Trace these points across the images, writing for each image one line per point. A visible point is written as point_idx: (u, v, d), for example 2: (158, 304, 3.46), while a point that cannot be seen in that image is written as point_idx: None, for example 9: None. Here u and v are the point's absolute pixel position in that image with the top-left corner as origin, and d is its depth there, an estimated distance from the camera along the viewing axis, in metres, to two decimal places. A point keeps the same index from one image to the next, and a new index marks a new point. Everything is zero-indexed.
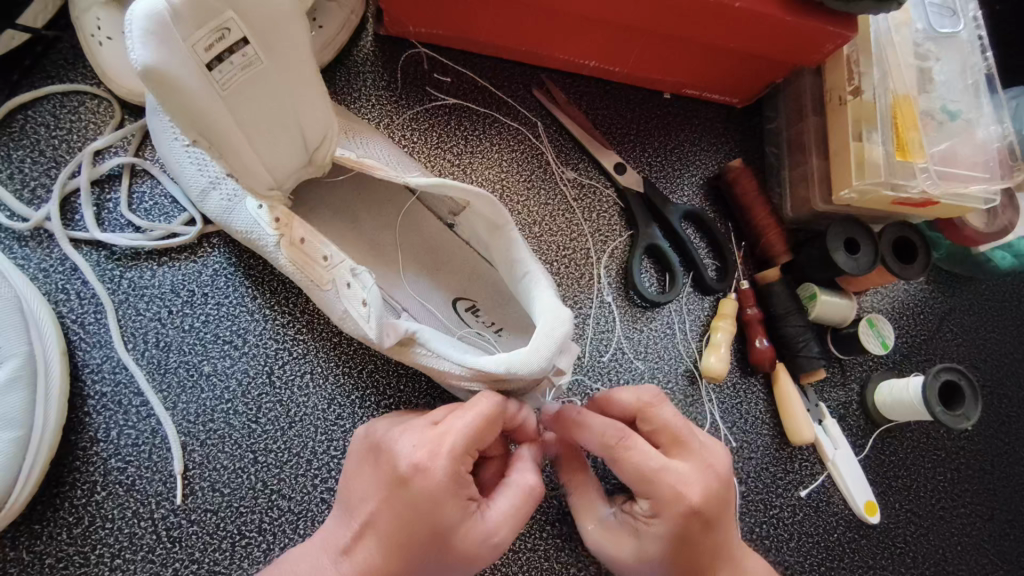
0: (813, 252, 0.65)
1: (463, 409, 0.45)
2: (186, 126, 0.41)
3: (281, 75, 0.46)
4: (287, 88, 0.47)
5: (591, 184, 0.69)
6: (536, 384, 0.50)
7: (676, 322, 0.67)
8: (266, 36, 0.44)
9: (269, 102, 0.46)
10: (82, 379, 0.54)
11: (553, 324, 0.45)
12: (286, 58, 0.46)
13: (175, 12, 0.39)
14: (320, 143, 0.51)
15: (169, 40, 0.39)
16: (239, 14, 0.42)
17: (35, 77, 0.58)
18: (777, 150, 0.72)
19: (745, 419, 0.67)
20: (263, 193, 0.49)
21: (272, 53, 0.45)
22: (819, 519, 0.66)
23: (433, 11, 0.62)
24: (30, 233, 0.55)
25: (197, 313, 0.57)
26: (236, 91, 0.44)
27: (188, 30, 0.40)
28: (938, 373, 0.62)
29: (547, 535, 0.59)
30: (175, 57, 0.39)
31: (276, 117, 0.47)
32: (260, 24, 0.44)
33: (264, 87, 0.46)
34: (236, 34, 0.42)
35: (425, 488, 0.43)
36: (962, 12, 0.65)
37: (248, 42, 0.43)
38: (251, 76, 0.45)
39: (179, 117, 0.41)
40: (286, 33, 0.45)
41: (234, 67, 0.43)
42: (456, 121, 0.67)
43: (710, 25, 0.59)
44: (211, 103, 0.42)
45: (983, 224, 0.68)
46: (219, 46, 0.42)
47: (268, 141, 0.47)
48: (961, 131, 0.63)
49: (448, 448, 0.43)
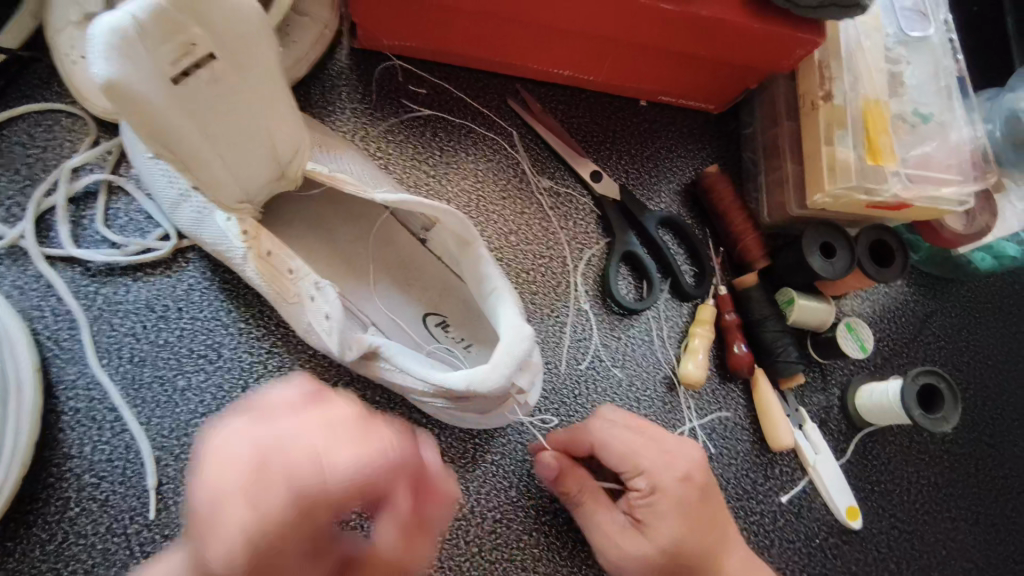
0: (789, 256, 0.65)
1: (357, 438, 0.33)
2: (148, 137, 0.42)
3: (249, 89, 0.46)
4: (256, 102, 0.47)
5: (567, 192, 0.69)
6: (499, 402, 0.50)
7: (653, 329, 0.67)
8: (234, 54, 0.44)
9: (238, 117, 0.46)
10: (56, 395, 0.54)
11: (515, 341, 0.45)
12: (254, 74, 0.46)
13: (142, 27, 0.39)
14: (291, 155, 0.52)
15: (132, 54, 0.39)
16: (208, 30, 0.42)
17: (11, 96, 0.59)
18: (753, 155, 0.73)
19: (725, 425, 0.67)
20: (234, 206, 0.50)
21: (241, 69, 0.45)
22: (800, 524, 0.66)
23: (405, 25, 0.63)
24: (5, 251, 0.56)
25: (172, 328, 0.57)
26: (206, 104, 0.44)
27: (153, 43, 0.40)
28: (916, 376, 0.62)
29: (525, 544, 0.59)
30: (139, 73, 0.39)
31: (244, 129, 0.47)
32: (230, 40, 0.43)
33: (233, 102, 0.46)
34: (203, 50, 0.42)
35: (294, 492, 0.31)
36: (932, 16, 0.65)
37: (216, 58, 0.43)
38: (219, 91, 0.44)
39: (140, 130, 0.41)
40: (256, 49, 0.45)
41: (202, 82, 0.43)
42: (431, 132, 0.68)
43: (680, 33, 0.60)
44: (174, 118, 0.42)
45: (962, 226, 0.68)
46: (185, 62, 0.42)
47: (239, 153, 0.48)
48: (935, 133, 0.64)
49: (316, 476, 0.31)
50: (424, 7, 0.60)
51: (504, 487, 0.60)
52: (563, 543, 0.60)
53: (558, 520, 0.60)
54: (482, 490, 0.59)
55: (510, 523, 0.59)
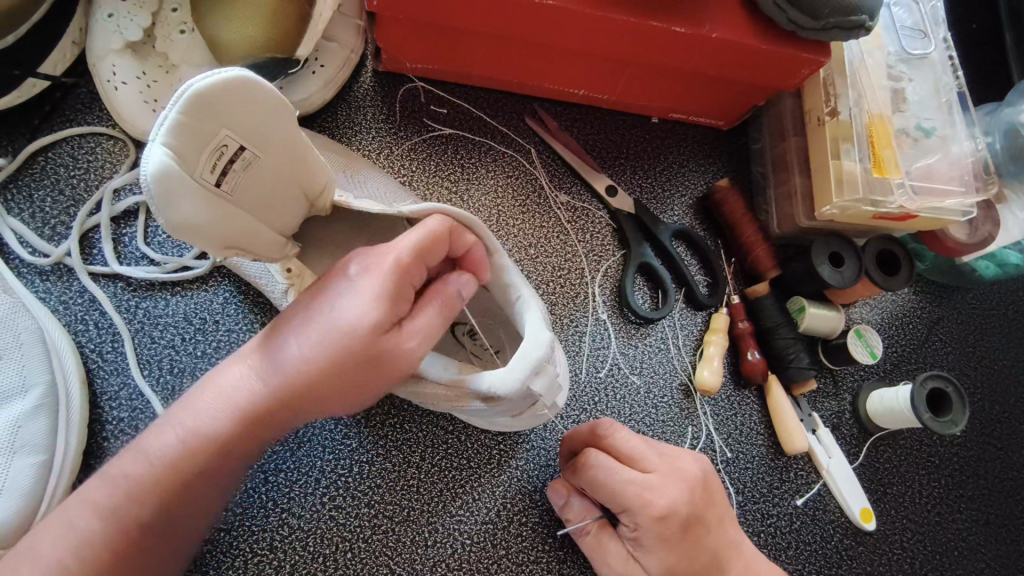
0: (799, 267, 0.68)
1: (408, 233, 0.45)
2: (221, 249, 0.45)
3: (279, 162, 0.48)
4: (283, 169, 0.48)
5: (584, 207, 0.72)
6: (532, 402, 0.51)
7: (669, 337, 0.70)
8: (260, 139, 0.45)
9: (273, 186, 0.49)
10: (100, 406, 0.56)
11: (529, 347, 0.47)
12: (281, 146, 0.47)
13: (176, 152, 0.40)
14: (320, 193, 0.53)
15: (180, 187, 0.40)
16: (232, 129, 0.43)
17: (55, 121, 0.62)
18: (762, 169, 0.75)
19: (740, 430, 0.69)
20: (279, 254, 0.51)
21: (268, 148, 0.47)
22: (816, 526, 0.67)
23: (426, 47, 0.66)
24: (51, 268, 0.58)
25: (209, 339, 0.59)
26: (243, 189, 0.46)
27: (189, 162, 0.41)
28: (925, 381, 0.65)
29: (550, 547, 0.61)
30: (189, 198, 0.41)
31: (278, 195, 0.50)
32: (254, 130, 0.45)
33: (266, 176, 0.48)
34: (234, 147, 0.44)
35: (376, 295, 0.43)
36: (932, 35, 0.68)
37: (245, 149, 0.45)
38: (253, 173, 0.46)
39: (216, 244, 0.44)
40: (274, 123, 0.45)
41: (237, 173, 0.45)
42: (452, 150, 0.71)
43: (691, 55, 0.63)
44: (228, 219, 0.44)
45: (964, 236, 0.71)
46: (221, 163, 0.44)
47: (275, 215, 0.51)
48: (936, 147, 0.67)
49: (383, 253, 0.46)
50: (448, 32, 0.63)
51: (528, 492, 0.62)
52: None
53: None
54: (509, 495, 0.61)
55: (535, 527, 0.61)
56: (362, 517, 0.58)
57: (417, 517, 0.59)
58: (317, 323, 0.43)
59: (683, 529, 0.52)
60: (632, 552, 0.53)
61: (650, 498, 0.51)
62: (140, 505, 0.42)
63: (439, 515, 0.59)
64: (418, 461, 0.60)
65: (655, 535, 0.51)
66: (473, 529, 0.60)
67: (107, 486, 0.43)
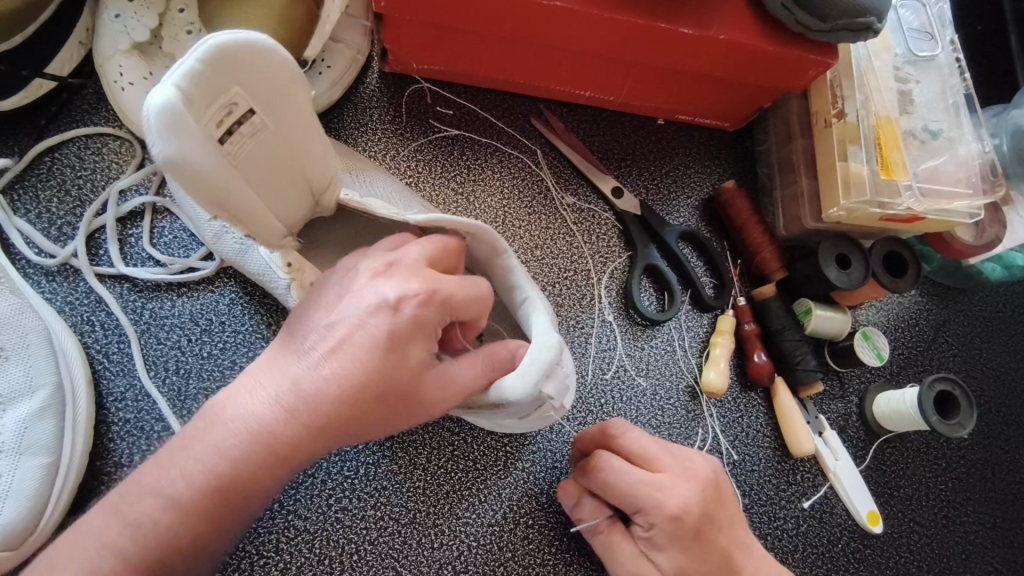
0: (806, 268, 0.67)
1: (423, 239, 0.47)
2: (213, 203, 0.43)
3: (284, 135, 0.47)
4: (288, 141, 0.48)
5: (590, 208, 0.72)
6: (540, 404, 0.50)
7: (676, 338, 0.69)
8: (270, 104, 0.45)
9: (276, 157, 0.48)
10: (106, 407, 0.56)
11: (541, 348, 0.46)
12: (287, 119, 0.47)
13: (188, 97, 0.40)
14: (325, 188, 0.52)
15: (185, 126, 0.39)
16: (244, 88, 0.43)
17: (61, 121, 0.62)
18: (768, 170, 0.75)
19: (746, 432, 0.68)
20: (278, 241, 0.50)
21: (276, 116, 0.46)
22: (823, 529, 0.67)
23: (433, 48, 0.66)
24: (57, 269, 0.58)
25: (215, 340, 0.59)
26: (245, 154, 0.45)
27: (198, 110, 0.41)
28: (933, 383, 0.64)
29: (557, 550, 0.60)
30: (193, 143, 0.40)
31: (280, 169, 0.49)
32: (264, 94, 0.44)
33: (270, 145, 0.47)
34: (242, 106, 0.43)
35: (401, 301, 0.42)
36: (939, 37, 0.68)
37: (254, 111, 0.44)
38: (258, 140, 0.46)
39: (207, 198, 0.43)
40: (288, 95, 0.46)
41: (242, 136, 0.44)
42: (458, 151, 0.71)
43: (698, 57, 0.63)
44: (228, 175, 0.43)
45: (971, 238, 0.71)
46: (229, 120, 0.43)
47: (274, 194, 0.49)
48: (944, 148, 0.67)
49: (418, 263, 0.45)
50: (455, 33, 0.63)
51: (534, 494, 0.61)
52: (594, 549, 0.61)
53: None
54: (515, 497, 0.61)
55: (542, 530, 0.61)
56: (368, 519, 0.58)
57: (423, 519, 0.59)
58: (343, 339, 0.42)
59: (695, 532, 0.52)
60: (644, 552, 0.53)
61: (659, 500, 0.51)
62: (151, 526, 0.41)
63: (446, 517, 0.59)
64: (424, 463, 0.60)
65: (667, 536, 0.51)
66: (479, 531, 0.59)
67: (117, 487, 0.43)
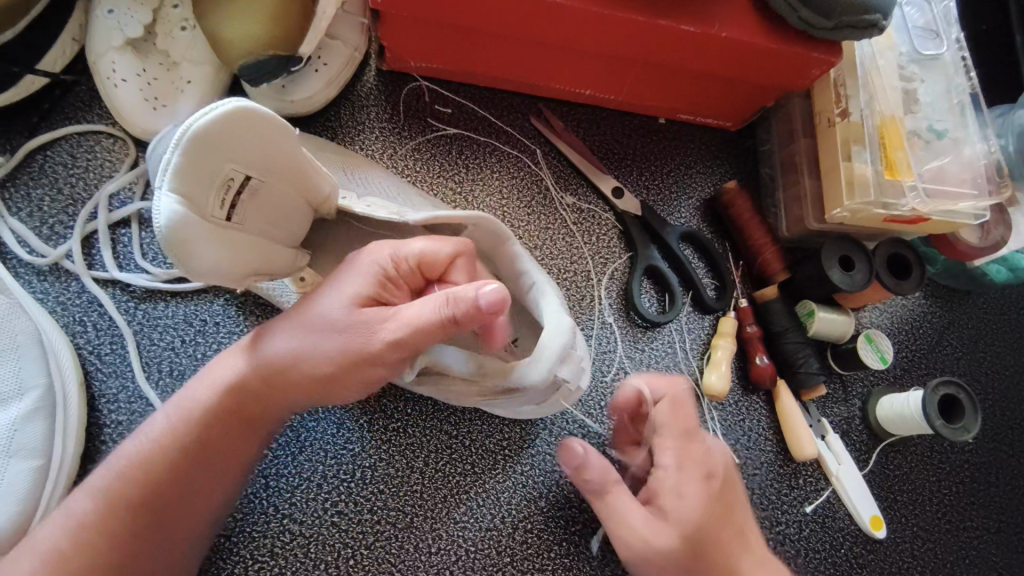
0: (808, 269, 0.67)
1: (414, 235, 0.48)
2: (243, 279, 0.45)
3: (281, 182, 0.47)
4: (286, 187, 0.48)
5: (590, 209, 0.71)
6: (555, 390, 0.50)
7: (676, 340, 0.69)
8: (262, 163, 0.44)
9: (279, 203, 0.48)
10: (98, 409, 0.55)
11: (553, 334, 0.46)
12: (280, 168, 0.46)
13: (185, 196, 0.40)
14: (324, 201, 0.52)
15: (194, 229, 0.40)
16: (234, 160, 0.42)
17: (53, 119, 0.61)
18: (770, 170, 0.74)
19: (748, 435, 0.67)
20: (284, 257, 0.49)
21: (270, 171, 0.46)
22: (825, 534, 0.66)
23: (431, 46, 0.65)
24: (49, 269, 0.58)
25: (209, 342, 0.58)
26: (253, 218, 0.46)
27: (198, 201, 0.41)
28: (937, 387, 0.63)
29: (556, 555, 0.59)
30: (205, 239, 0.41)
31: (285, 212, 0.49)
32: (255, 155, 0.44)
33: (271, 197, 0.47)
34: (237, 176, 0.43)
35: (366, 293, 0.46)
36: (945, 35, 0.67)
37: (249, 176, 0.44)
38: (258, 198, 0.46)
39: (235, 276, 0.44)
40: (276, 146, 0.45)
41: (244, 200, 0.45)
42: (457, 150, 0.70)
43: (700, 55, 0.62)
44: (243, 249, 0.44)
45: (976, 240, 0.70)
46: (230, 197, 0.43)
47: (288, 231, 0.51)
48: (949, 149, 0.66)
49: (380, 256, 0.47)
50: (452, 31, 0.62)
51: (533, 498, 0.60)
52: (593, 553, 0.60)
53: (586, 531, 0.60)
54: (514, 501, 0.60)
55: (539, 534, 0.60)
56: (365, 523, 0.57)
57: (420, 524, 0.58)
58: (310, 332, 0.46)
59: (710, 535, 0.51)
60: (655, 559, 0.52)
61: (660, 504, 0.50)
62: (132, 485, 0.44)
63: (444, 521, 0.58)
64: (421, 466, 0.59)
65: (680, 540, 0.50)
66: (477, 535, 0.58)
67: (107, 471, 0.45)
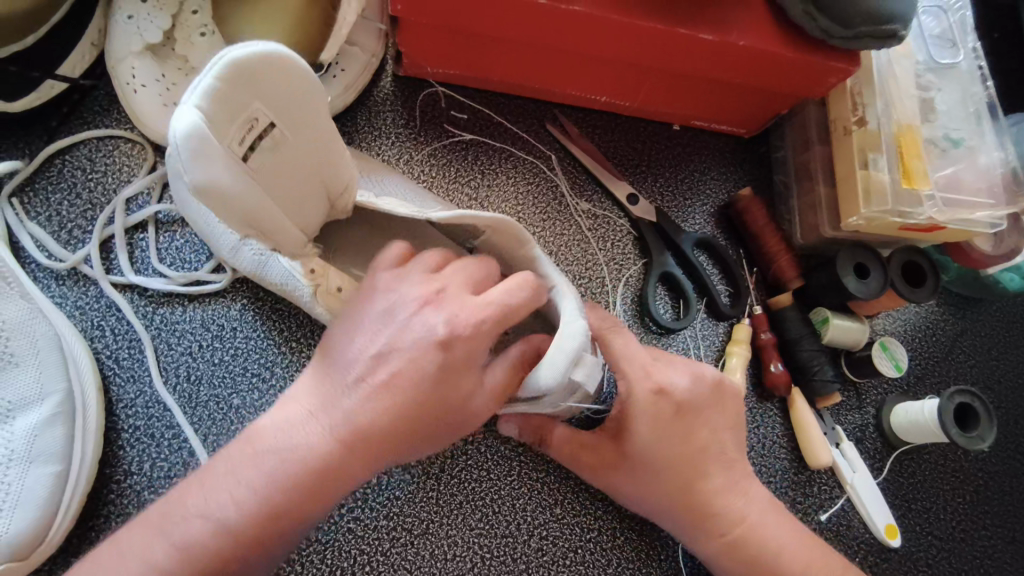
0: (822, 277, 0.67)
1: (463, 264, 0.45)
2: (244, 224, 0.44)
3: (305, 145, 0.46)
4: (307, 152, 0.47)
5: (605, 215, 0.71)
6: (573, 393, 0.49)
7: (690, 348, 0.69)
8: (289, 117, 0.44)
9: (299, 166, 0.47)
10: (116, 413, 0.55)
11: (566, 337, 0.46)
12: (306, 129, 0.46)
13: (209, 117, 0.39)
14: (342, 191, 0.52)
15: (211, 153, 0.39)
16: (264, 102, 0.42)
17: (72, 124, 0.61)
18: (784, 178, 0.74)
19: (762, 443, 0.67)
20: (297, 249, 0.49)
21: (297, 127, 0.45)
22: (839, 543, 0.66)
23: (448, 52, 0.65)
24: (67, 273, 0.58)
25: (226, 347, 0.58)
26: (268, 168, 0.45)
27: (221, 130, 0.40)
28: (952, 395, 0.63)
29: (571, 562, 0.59)
30: (221, 167, 0.40)
31: (303, 180, 0.48)
32: (285, 105, 0.43)
33: (293, 158, 0.46)
34: (263, 121, 0.42)
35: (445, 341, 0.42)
36: (961, 44, 0.67)
37: (275, 124, 0.43)
38: (280, 154, 0.45)
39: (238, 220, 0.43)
40: (306, 100, 0.44)
41: (264, 149, 0.44)
42: (473, 155, 0.70)
43: (717, 63, 0.62)
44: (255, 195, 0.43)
45: (990, 248, 0.70)
46: (251, 137, 0.42)
47: (299, 204, 0.49)
48: (965, 157, 0.66)
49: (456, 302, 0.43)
50: (471, 38, 0.62)
51: (549, 505, 0.60)
52: (608, 561, 0.60)
53: (602, 538, 0.60)
54: (530, 508, 0.60)
55: (554, 541, 0.60)
56: (381, 529, 0.57)
57: (436, 530, 0.58)
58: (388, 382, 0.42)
59: None
60: None
61: None
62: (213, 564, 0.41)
63: (459, 528, 0.58)
64: (438, 472, 0.59)
65: None
66: (492, 542, 0.58)
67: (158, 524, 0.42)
